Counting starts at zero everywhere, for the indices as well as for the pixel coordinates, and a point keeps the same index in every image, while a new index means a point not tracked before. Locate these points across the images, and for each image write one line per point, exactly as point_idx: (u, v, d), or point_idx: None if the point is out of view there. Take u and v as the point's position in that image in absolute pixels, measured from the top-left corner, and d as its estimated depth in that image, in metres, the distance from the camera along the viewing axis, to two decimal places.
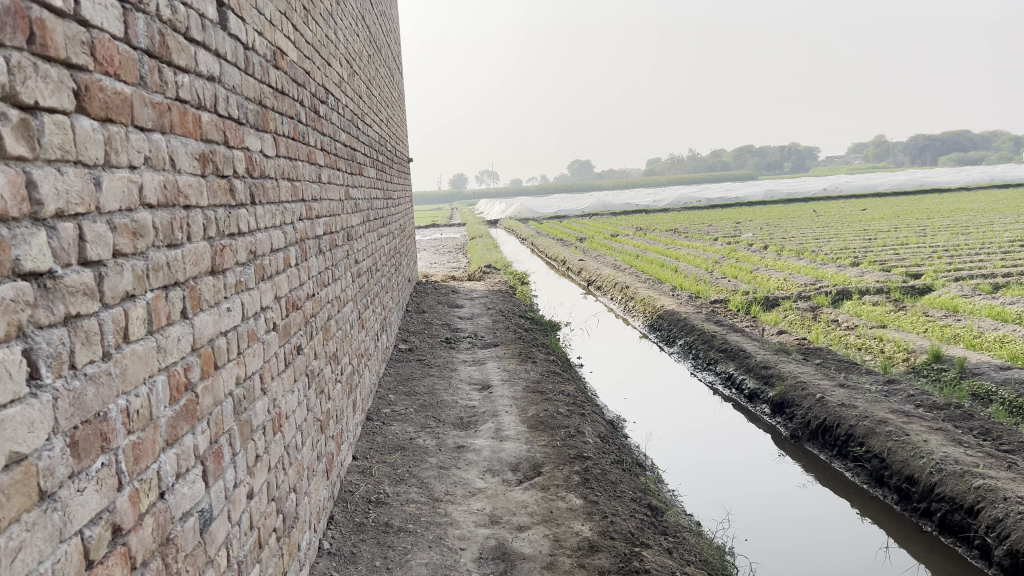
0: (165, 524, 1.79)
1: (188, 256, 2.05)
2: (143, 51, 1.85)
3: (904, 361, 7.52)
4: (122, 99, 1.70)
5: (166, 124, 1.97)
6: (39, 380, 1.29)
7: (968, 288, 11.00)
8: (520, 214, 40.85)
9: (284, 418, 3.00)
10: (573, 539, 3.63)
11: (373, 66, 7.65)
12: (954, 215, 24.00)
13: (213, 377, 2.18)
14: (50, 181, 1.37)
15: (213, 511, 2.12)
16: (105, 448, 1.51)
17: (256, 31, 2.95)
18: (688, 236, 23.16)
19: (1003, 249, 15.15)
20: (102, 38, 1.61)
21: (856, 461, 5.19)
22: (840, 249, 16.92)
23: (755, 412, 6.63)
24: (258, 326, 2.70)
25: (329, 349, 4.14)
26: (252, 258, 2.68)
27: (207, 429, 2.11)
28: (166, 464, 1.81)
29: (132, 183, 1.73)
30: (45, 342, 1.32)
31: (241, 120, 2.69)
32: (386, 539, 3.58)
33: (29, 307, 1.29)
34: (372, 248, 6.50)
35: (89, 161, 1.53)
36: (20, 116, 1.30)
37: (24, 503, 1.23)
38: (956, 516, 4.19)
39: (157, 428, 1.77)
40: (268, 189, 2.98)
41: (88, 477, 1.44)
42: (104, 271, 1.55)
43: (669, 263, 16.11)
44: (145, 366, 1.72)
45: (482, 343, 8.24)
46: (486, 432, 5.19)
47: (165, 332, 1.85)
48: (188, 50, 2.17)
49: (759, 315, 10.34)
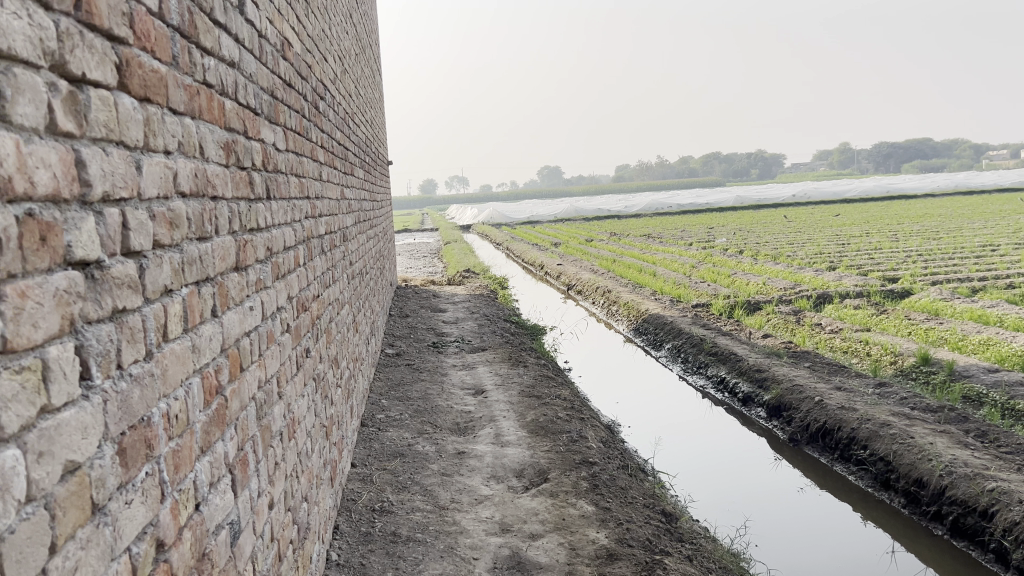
0: (200, 538, 1.65)
1: (217, 249, 1.92)
2: (175, 29, 1.72)
3: (892, 364, 7.51)
4: (157, 77, 1.57)
5: (196, 109, 1.85)
6: (90, 381, 1.16)
7: (947, 291, 11.06)
8: (491, 219, 40.65)
9: (296, 424, 2.85)
10: (590, 547, 3.53)
11: (359, 65, 7.50)
12: (924, 221, 24.38)
13: (239, 380, 2.05)
14: (97, 160, 1.24)
15: (241, 523, 1.99)
16: (150, 457, 1.38)
17: (267, 19, 2.82)
18: (664, 240, 23.17)
19: (975, 255, 15.30)
20: (139, 11, 1.48)
21: (860, 464, 5.16)
22: (815, 254, 17.01)
23: (750, 416, 6.58)
24: (275, 326, 2.58)
25: (330, 352, 4.00)
26: (269, 255, 2.56)
27: (235, 435, 1.98)
28: (201, 474, 1.68)
29: (168, 169, 1.60)
30: (95, 339, 1.19)
31: (258, 110, 2.56)
32: (396, 549, 3.45)
33: (80, 299, 1.16)
34: (362, 249, 6.37)
35: (130, 141, 1.40)
36: (68, 88, 1.17)
37: (79, 518, 1.10)
38: (969, 519, 4.15)
39: (194, 434, 1.64)
40: (280, 183, 2.86)
41: (135, 488, 1.31)
42: (146, 262, 1.43)
43: (646, 268, 16.10)
44: (182, 367, 1.58)
45: (469, 347, 8.12)
46: (485, 437, 5.07)
47: (198, 330, 1.72)
48: (213, 32, 2.04)
49: (742, 318, 10.32)
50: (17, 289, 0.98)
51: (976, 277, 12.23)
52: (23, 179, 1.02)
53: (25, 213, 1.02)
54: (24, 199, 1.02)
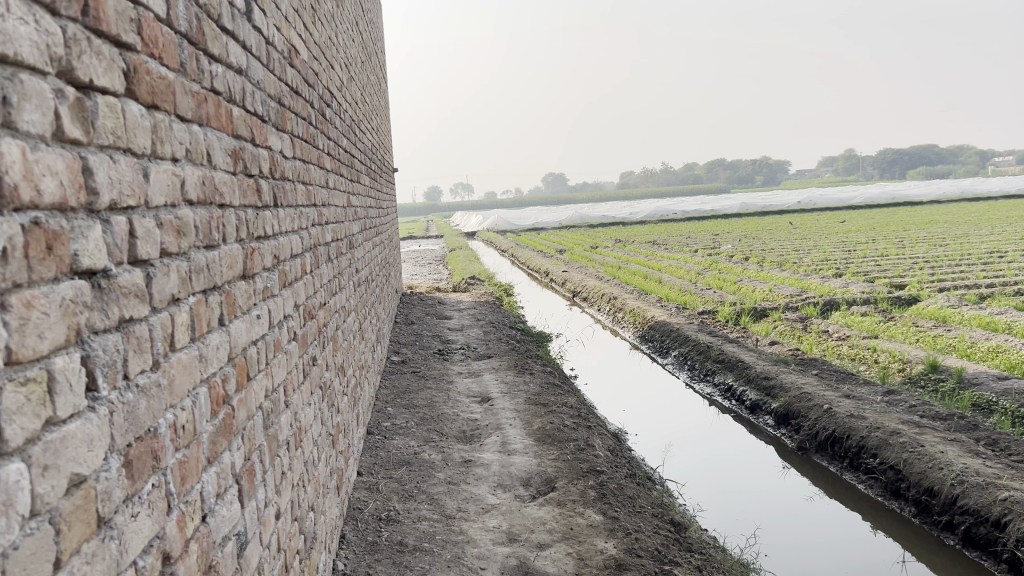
0: (207, 550, 1.63)
1: (224, 257, 1.90)
2: (183, 36, 1.71)
3: (900, 371, 7.47)
4: (165, 84, 1.56)
5: (203, 116, 1.83)
6: (96, 392, 1.14)
7: (955, 297, 11.00)
8: (496, 226, 40.63)
9: (302, 433, 2.83)
10: (598, 557, 3.50)
11: (365, 73, 7.49)
12: (930, 227, 24.28)
13: (245, 389, 2.03)
14: (104, 168, 1.23)
15: (247, 534, 1.96)
16: (156, 467, 1.36)
17: (274, 27, 2.81)
18: (670, 246, 23.10)
19: (983, 261, 15.24)
20: (148, 17, 1.47)
21: (870, 473, 5.12)
22: (822, 260, 16.94)
23: (758, 424, 6.53)
24: (282, 334, 2.56)
25: (337, 360, 3.98)
26: (276, 263, 2.55)
27: (242, 445, 1.96)
28: (208, 485, 1.66)
29: (176, 177, 1.59)
30: (102, 349, 1.17)
31: (265, 117, 2.54)
32: (402, 559, 3.42)
33: (87, 309, 1.14)
34: (368, 257, 6.36)
35: (137, 149, 1.39)
36: (75, 95, 1.16)
37: (84, 532, 1.08)
38: (982, 529, 4.11)
39: (200, 445, 1.62)
40: (288, 191, 2.84)
41: (141, 501, 1.29)
42: (152, 271, 1.41)
43: (652, 274, 16.04)
44: (189, 377, 1.57)
45: (475, 354, 8.09)
46: (491, 445, 5.04)
47: (205, 340, 1.70)
48: (221, 38, 2.02)
49: (749, 325, 10.28)
50: (23, 299, 0.96)
51: (983, 284, 12.18)
52: (29, 186, 1.00)
53: (30, 222, 1.00)
54: (30, 207, 1.00)
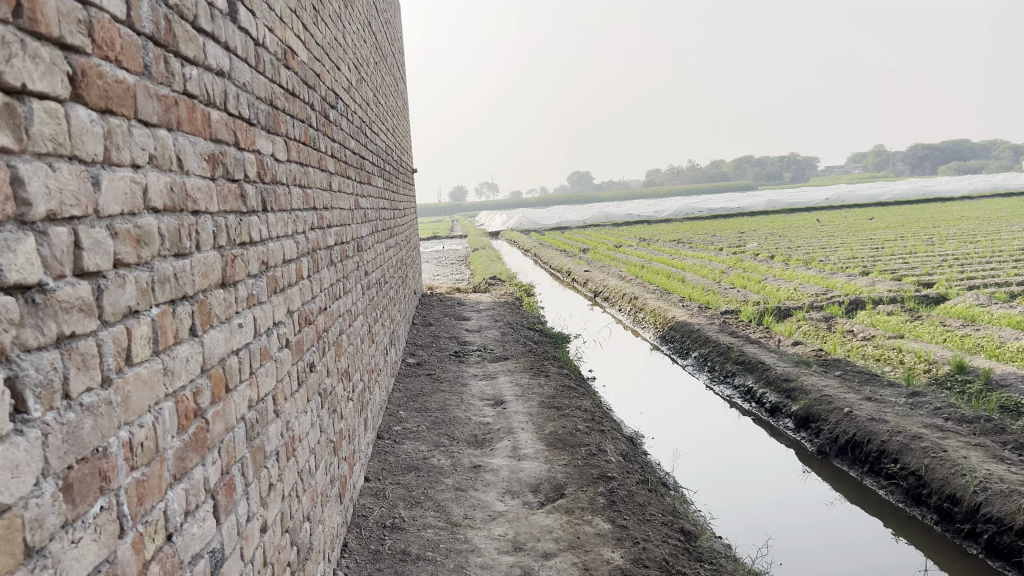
0: (171, 569, 1.57)
1: (197, 266, 1.84)
2: (148, 37, 1.65)
3: (926, 372, 7.30)
4: (123, 88, 1.50)
5: (172, 120, 1.77)
6: (26, 415, 1.09)
7: (984, 295, 10.76)
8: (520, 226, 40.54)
9: (296, 442, 2.77)
10: (604, 567, 3.41)
11: (379, 73, 7.45)
12: (962, 224, 23.81)
13: (223, 401, 1.97)
14: (40, 177, 1.17)
15: (224, 551, 1.91)
16: (105, 489, 1.30)
17: (266, 27, 2.75)
18: (695, 245, 22.84)
19: (1013, 258, 14.92)
20: (101, 17, 1.41)
21: (890, 478, 4.99)
22: (848, 258, 16.72)
23: (779, 427, 6.40)
24: (271, 342, 2.50)
25: (340, 365, 3.92)
26: (264, 269, 2.49)
27: (218, 459, 1.90)
28: (174, 502, 1.60)
29: (136, 184, 1.53)
30: (34, 368, 1.11)
31: (252, 120, 2.49)
32: (403, 568, 3.36)
33: (14, 327, 1.08)
34: (381, 260, 6.32)
35: (86, 156, 1.33)
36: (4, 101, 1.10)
37: (6, 564, 1.02)
38: (1005, 538, 3.96)
39: (164, 462, 1.56)
40: (280, 195, 2.78)
41: (85, 525, 1.23)
42: (103, 283, 1.35)
43: (676, 274, 15.87)
44: (150, 393, 1.51)
45: (491, 356, 8.02)
46: (502, 450, 4.97)
47: (172, 352, 1.65)
48: (197, 40, 1.97)
49: (772, 325, 10.12)
50: None
51: (1013, 281, 11.91)
52: None
53: None
54: None
